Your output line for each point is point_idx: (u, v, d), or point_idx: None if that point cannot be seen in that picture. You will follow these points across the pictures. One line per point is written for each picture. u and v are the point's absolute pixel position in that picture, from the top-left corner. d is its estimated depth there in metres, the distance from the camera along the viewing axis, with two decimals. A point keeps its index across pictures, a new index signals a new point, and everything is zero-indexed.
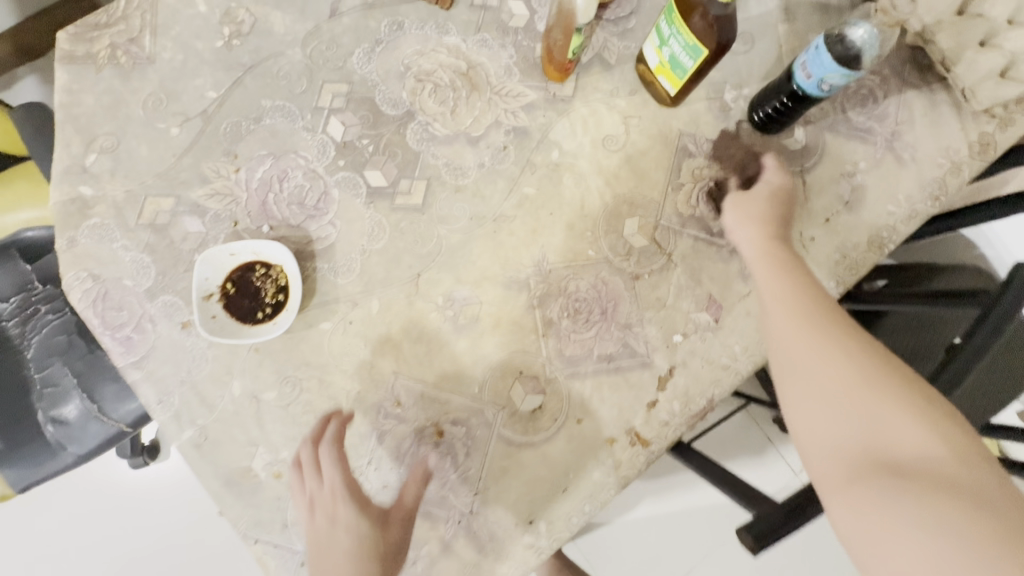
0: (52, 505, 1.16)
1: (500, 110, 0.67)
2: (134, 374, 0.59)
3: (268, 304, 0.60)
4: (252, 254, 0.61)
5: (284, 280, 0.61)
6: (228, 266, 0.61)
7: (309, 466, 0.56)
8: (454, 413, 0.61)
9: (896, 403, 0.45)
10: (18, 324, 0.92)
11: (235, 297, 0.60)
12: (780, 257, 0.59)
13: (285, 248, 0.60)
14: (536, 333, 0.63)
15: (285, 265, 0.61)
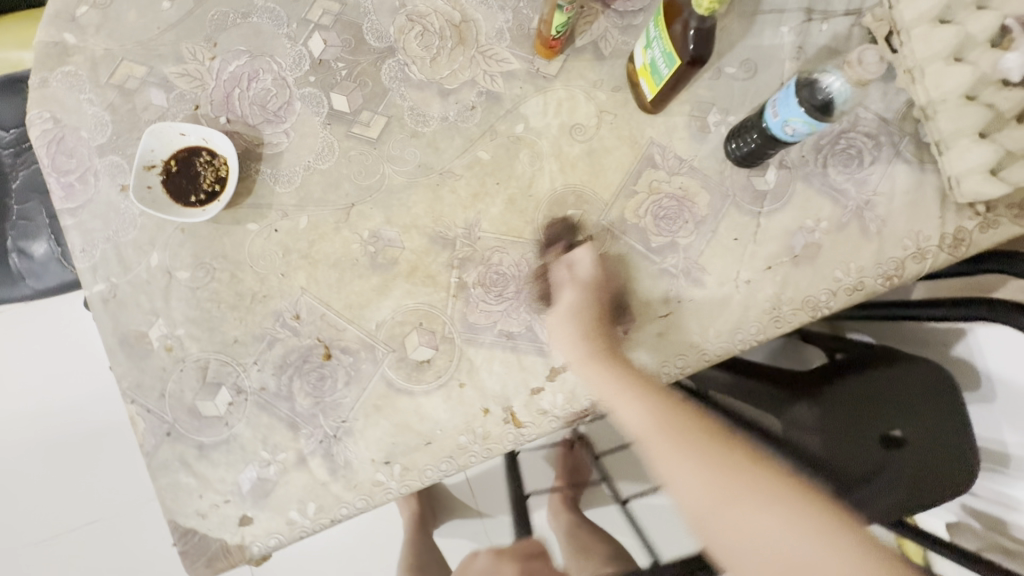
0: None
1: (479, 71, 0.68)
2: (66, 219, 0.62)
3: (203, 191, 0.63)
4: (201, 140, 0.63)
5: (224, 172, 0.63)
6: (175, 145, 0.63)
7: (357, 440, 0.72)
8: (346, 342, 0.63)
9: (722, 475, 0.55)
10: (12, 155, 0.97)
11: (175, 176, 0.63)
12: (696, 423, 0.59)
13: (231, 142, 0.62)
14: (446, 292, 0.65)
15: (227, 158, 0.63)
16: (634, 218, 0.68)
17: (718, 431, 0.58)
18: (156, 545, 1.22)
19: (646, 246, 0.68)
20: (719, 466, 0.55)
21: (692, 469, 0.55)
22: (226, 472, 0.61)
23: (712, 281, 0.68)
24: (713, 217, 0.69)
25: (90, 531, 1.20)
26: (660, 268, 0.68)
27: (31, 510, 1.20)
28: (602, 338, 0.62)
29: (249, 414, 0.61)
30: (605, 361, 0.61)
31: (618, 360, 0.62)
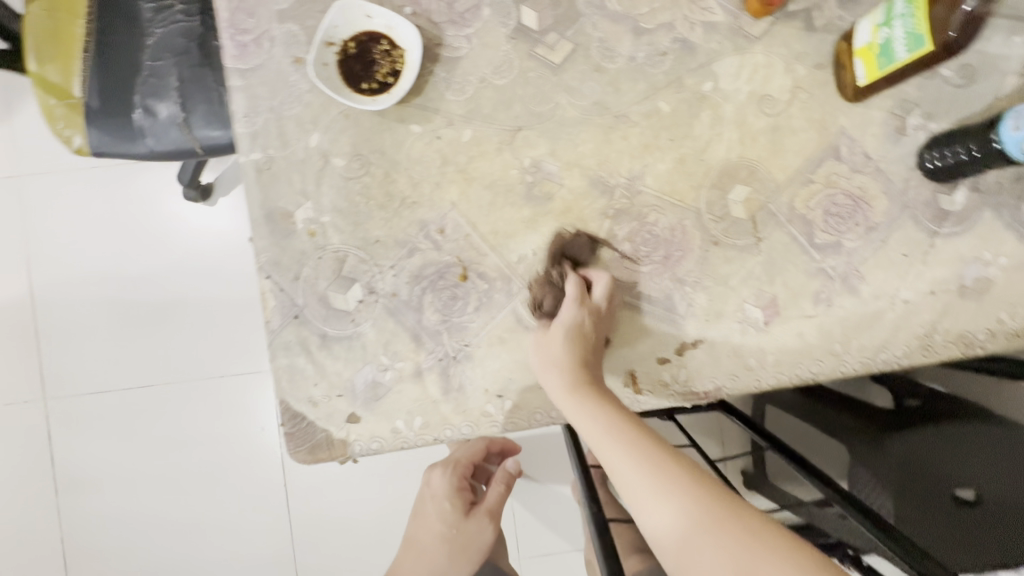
0: (130, 197, 1.40)
1: (680, 15, 0.63)
2: (234, 80, 0.60)
3: (376, 80, 0.60)
4: (384, 27, 0.61)
5: (400, 66, 0.61)
6: (357, 26, 0.60)
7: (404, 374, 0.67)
8: (484, 268, 0.61)
9: (676, 494, 0.47)
10: (153, 9, 0.97)
11: (351, 58, 0.60)
12: (574, 356, 0.57)
13: (416, 35, 0.60)
14: (593, 239, 0.62)
15: (408, 52, 0.60)
16: (802, 208, 0.64)
17: (665, 445, 0.52)
18: (210, 422, 1.40)
19: (808, 240, 0.64)
20: (669, 472, 0.48)
21: (636, 475, 0.49)
22: (344, 368, 0.61)
23: (868, 292, 0.64)
24: (886, 226, 0.64)
25: (143, 395, 1.40)
26: (817, 266, 0.63)
27: (125, 360, 1.40)
28: (578, 375, 0.57)
29: (377, 316, 0.61)
30: (565, 385, 0.56)
31: (579, 391, 0.56)
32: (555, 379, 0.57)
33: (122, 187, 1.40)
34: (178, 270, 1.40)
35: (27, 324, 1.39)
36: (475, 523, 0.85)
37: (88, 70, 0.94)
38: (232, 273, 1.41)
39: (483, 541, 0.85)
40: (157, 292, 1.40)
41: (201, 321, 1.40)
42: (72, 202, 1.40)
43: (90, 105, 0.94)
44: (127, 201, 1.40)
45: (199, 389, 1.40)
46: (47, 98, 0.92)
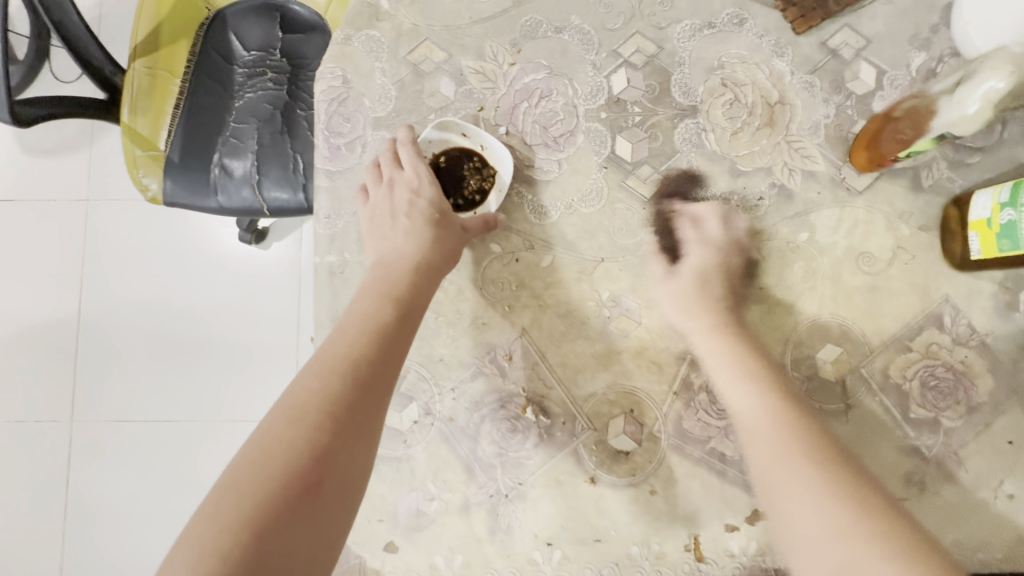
0: (191, 231, 1.44)
1: (781, 160, 0.60)
2: (323, 181, 0.60)
3: (460, 197, 0.60)
4: (479, 145, 0.60)
5: (488, 186, 0.60)
6: (452, 140, 0.60)
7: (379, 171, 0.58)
8: (548, 402, 0.58)
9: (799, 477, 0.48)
10: (244, 76, 1.00)
11: (440, 171, 0.60)
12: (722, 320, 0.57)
13: (509, 160, 0.59)
14: (667, 385, 0.58)
15: (499, 173, 0.60)
16: (897, 377, 0.59)
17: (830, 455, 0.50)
18: (225, 468, 1.38)
19: (900, 413, 0.58)
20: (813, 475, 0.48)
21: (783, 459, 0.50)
22: (387, 491, 0.57)
23: (967, 480, 0.57)
24: (990, 408, 0.58)
25: (168, 430, 1.39)
26: (910, 443, 0.58)
27: (155, 390, 1.40)
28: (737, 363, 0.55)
29: (430, 440, 0.58)
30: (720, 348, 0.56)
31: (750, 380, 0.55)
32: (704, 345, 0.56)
33: (186, 221, 1.44)
34: (223, 308, 1.42)
35: (70, 344, 1.41)
36: (390, 260, 0.55)
37: (174, 126, 0.98)
38: (274, 320, 1.42)
39: (285, 457, 0.41)
40: (199, 328, 1.41)
41: (235, 363, 1.41)
42: (138, 229, 1.44)
43: (172, 158, 0.97)
44: (185, 237, 1.44)
45: (223, 433, 1.39)
46: (133, 147, 0.96)
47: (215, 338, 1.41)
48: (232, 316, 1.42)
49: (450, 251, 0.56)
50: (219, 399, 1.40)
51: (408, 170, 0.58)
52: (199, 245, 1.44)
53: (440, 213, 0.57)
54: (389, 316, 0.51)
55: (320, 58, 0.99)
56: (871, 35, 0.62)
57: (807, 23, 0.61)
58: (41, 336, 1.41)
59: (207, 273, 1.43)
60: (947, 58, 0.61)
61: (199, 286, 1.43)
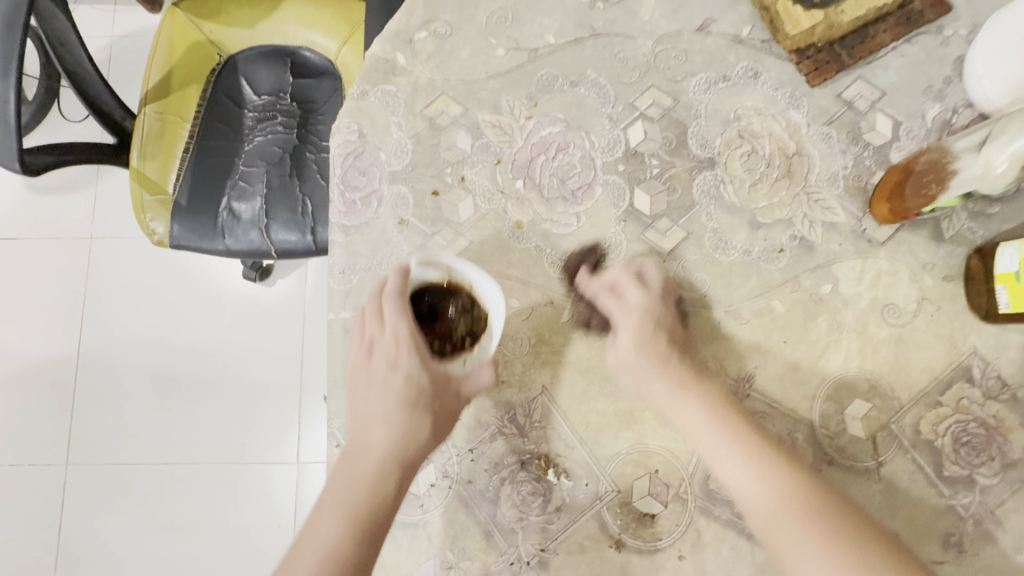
0: (195, 268, 1.43)
1: (801, 212, 0.60)
2: (337, 235, 0.59)
3: (452, 339, 0.56)
4: (468, 282, 0.53)
5: (482, 325, 0.55)
6: (439, 273, 0.54)
7: (372, 315, 0.54)
8: (571, 463, 0.56)
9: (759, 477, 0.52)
10: (254, 119, 1.01)
11: (429, 307, 0.56)
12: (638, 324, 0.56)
13: (500, 307, 0.51)
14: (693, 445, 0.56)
15: (491, 315, 0.53)
16: (929, 433, 0.57)
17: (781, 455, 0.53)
18: (226, 511, 1.34)
19: (934, 472, 0.56)
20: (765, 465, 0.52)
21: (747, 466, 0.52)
22: (403, 559, 0.54)
23: (1008, 542, 0.55)
24: None
25: (166, 474, 1.35)
26: (946, 503, 0.56)
27: (155, 430, 1.37)
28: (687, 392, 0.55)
29: (447, 503, 0.55)
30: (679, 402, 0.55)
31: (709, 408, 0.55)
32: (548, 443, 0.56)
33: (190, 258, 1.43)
34: (226, 344, 1.40)
35: (68, 384, 1.38)
36: (370, 428, 0.51)
37: (183, 169, 0.98)
38: (277, 359, 1.40)
39: None
40: (201, 365, 1.39)
41: (237, 400, 1.38)
42: (142, 266, 1.43)
43: (180, 202, 0.97)
44: (189, 273, 1.43)
45: (224, 475, 1.35)
46: (141, 191, 0.96)
47: (217, 375, 1.39)
48: (235, 352, 1.40)
49: (448, 417, 0.52)
50: (220, 438, 1.37)
51: (388, 332, 0.53)
52: (203, 281, 1.42)
53: (433, 378, 0.53)
54: (382, 479, 0.49)
55: (331, 103, 1.00)
56: (885, 86, 0.62)
57: (821, 76, 0.62)
58: (38, 376, 1.39)
59: (211, 309, 1.42)
60: (961, 109, 0.61)
61: (203, 322, 1.41)
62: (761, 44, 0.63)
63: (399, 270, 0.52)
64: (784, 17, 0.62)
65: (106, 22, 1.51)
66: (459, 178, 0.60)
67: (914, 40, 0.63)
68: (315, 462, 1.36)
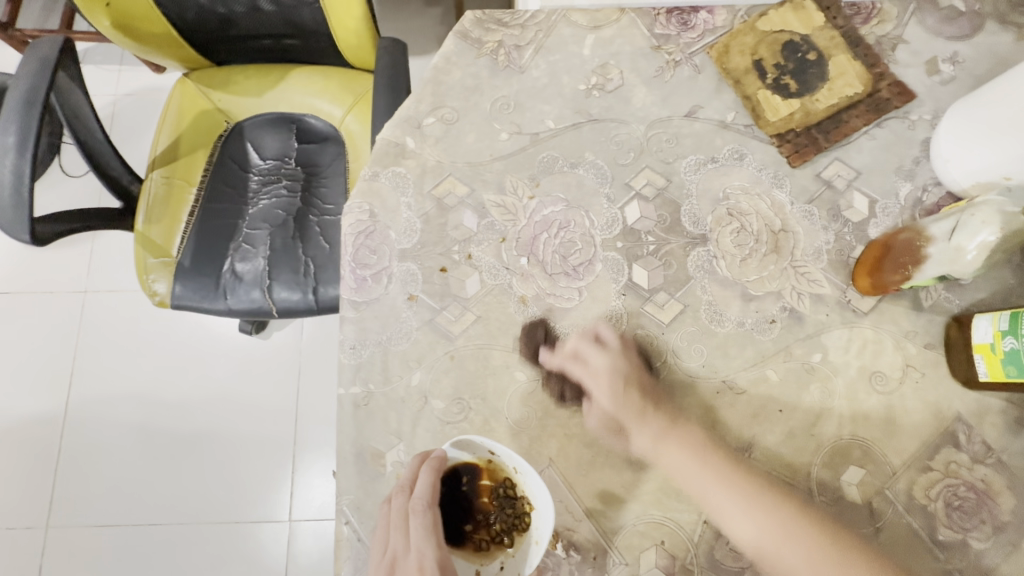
0: (191, 321, 1.43)
1: (789, 284, 0.64)
2: (348, 312, 0.62)
3: (487, 534, 0.54)
4: (509, 466, 0.54)
5: (523, 517, 0.54)
6: (476, 455, 0.55)
7: (397, 520, 0.51)
8: (579, 537, 0.57)
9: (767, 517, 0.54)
10: (259, 183, 1.04)
11: (464, 489, 0.56)
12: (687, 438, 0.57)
13: (550, 511, 0.51)
14: (697, 515, 0.57)
15: (535, 510, 0.53)
16: (922, 498, 0.59)
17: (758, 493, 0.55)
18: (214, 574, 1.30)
19: (929, 539, 0.58)
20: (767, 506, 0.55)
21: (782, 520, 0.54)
22: None
23: None
24: (1017, 529, 0.58)
25: (152, 537, 1.31)
26: (943, 568, 0.57)
27: (142, 490, 1.33)
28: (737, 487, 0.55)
29: None
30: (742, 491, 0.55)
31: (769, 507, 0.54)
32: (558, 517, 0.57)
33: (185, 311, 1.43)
34: (219, 399, 1.39)
35: (53, 443, 1.35)
36: None
37: (188, 231, 1.00)
38: (272, 412, 1.38)
39: None
40: (193, 421, 1.37)
41: (229, 457, 1.36)
42: (137, 320, 1.42)
43: (183, 263, 0.98)
44: (184, 327, 1.42)
45: (213, 535, 1.32)
46: (146, 254, 0.97)
47: (209, 430, 1.37)
48: (228, 407, 1.38)
49: None
50: (210, 497, 1.34)
51: (412, 554, 0.49)
52: (198, 335, 1.42)
53: None
54: None
55: (335, 167, 1.04)
56: (859, 167, 0.67)
57: (801, 158, 0.67)
58: (23, 436, 1.35)
59: (205, 363, 1.41)
60: (930, 188, 0.66)
61: (196, 376, 1.40)
62: (745, 128, 0.68)
63: (433, 467, 0.52)
64: (764, 105, 0.68)
65: (110, 81, 1.55)
66: (466, 255, 0.63)
67: (883, 124, 0.68)
68: (308, 520, 1.33)
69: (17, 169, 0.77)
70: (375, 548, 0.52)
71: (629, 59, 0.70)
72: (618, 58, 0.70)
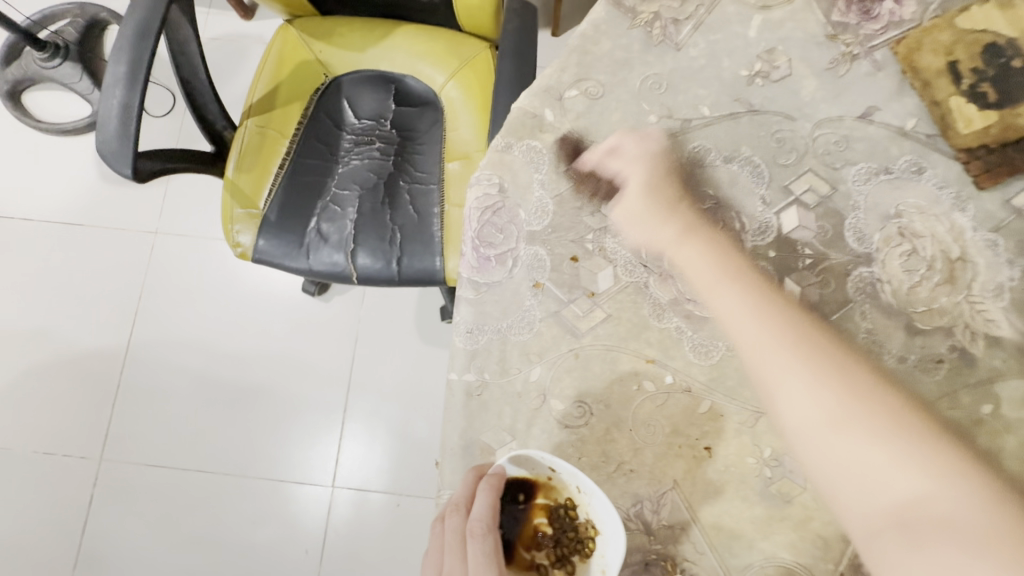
0: (255, 275, 1.42)
1: (962, 322, 0.56)
2: (467, 292, 0.57)
3: (546, 557, 0.51)
4: (572, 486, 0.50)
5: (588, 544, 0.50)
6: (533, 472, 0.51)
7: (453, 541, 0.46)
8: (697, 569, 0.52)
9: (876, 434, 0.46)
10: (352, 142, 1.00)
11: (521, 504, 0.52)
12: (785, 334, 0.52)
13: (619, 540, 0.47)
14: (833, 566, 0.51)
15: (601, 536, 0.49)
16: None
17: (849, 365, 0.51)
18: (253, 528, 1.30)
19: None
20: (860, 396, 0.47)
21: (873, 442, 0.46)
22: None
23: None
24: None
25: (198, 481, 1.32)
26: None
27: (193, 437, 1.34)
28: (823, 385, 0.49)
29: None
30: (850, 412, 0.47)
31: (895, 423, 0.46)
32: (675, 545, 0.52)
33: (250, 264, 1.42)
34: (275, 356, 1.38)
35: (112, 377, 1.37)
36: None
37: (276, 184, 0.97)
38: (326, 376, 1.37)
39: None
40: (249, 375, 1.37)
41: (279, 415, 1.35)
42: (203, 267, 1.42)
43: (269, 216, 0.95)
44: (248, 280, 1.42)
45: (256, 489, 1.32)
46: (233, 203, 0.95)
47: (263, 385, 1.37)
48: (283, 365, 1.38)
49: None
50: (258, 452, 1.34)
51: None
52: (261, 289, 1.41)
53: None
54: None
55: (432, 134, 0.99)
56: None
57: (992, 179, 0.58)
58: (84, 367, 1.37)
59: (265, 318, 1.40)
60: None
61: (255, 331, 1.39)
62: (927, 138, 0.60)
63: (492, 484, 0.48)
64: (955, 113, 0.59)
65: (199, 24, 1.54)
66: (600, 246, 0.58)
67: None
68: (350, 488, 1.32)
69: (125, 100, 0.75)
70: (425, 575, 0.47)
71: (800, 46, 0.62)
72: (787, 45, 0.62)
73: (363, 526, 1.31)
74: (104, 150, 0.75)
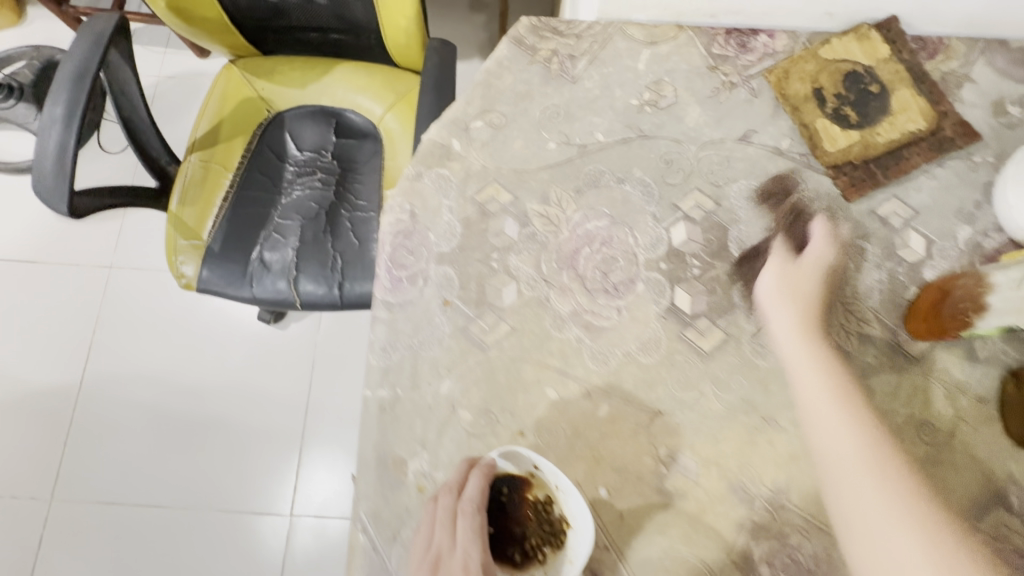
0: (210, 306, 1.43)
1: (838, 321, 0.61)
2: (381, 312, 0.61)
3: (521, 548, 0.53)
4: (552, 484, 0.53)
5: (560, 537, 0.53)
6: (519, 467, 0.54)
7: (444, 518, 0.50)
8: (600, 567, 0.54)
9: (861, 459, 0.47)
10: (294, 173, 1.04)
11: (504, 498, 0.54)
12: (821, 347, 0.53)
13: (588, 534, 0.50)
14: (725, 556, 0.54)
15: (574, 530, 0.52)
16: None
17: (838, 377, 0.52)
18: (209, 564, 1.28)
19: None
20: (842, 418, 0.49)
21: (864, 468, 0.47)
22: None
23: None
24: None
25: (152, 518, 1.30)
26: None
27: (146, 474, 1.33)
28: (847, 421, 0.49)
29: None
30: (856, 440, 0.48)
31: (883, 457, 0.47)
32: None
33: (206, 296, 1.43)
34: (230, 387, 1.38)
35: (64, 415, 1.35)
36: None
37: (220, 216, 1.00)
38: (282, 404, 1.38)
39: None
40: (205, 407, 1.37)
41: (235, 446, 1.35)
42: (159, 300, 1.43)
43: (212, 248, 0.98)
44: (204, 311, 1.43)
45: (212, 523, 1.30)
46: (176, 236, 0.97)
47: (219, 417, 1.36)
48: (239, 395, 1.38)
49: None
50: (214, 484, 1.33)
51: (457, 553, 0.48)
52: (217, 320, 1.42)
53: None
54: None
55: (371, 164, 1.03)
56: (917, 206, 0.64)
57: (858, 192, 0.64)
58: (32, 404, 1.36)
59: (221, 350, 1.41)
60: (991, 233, 0.63)
61: (210, 363, 1.40)
62: (800, 156, 0.66)
63: (483, 472, 0.51)
64: (822, 134, 0.66)
65: (154, 63, 1.58)
66: (505, 264, 0.62)
67: (945, 164, 0.65)
68: (309, 516, 1.32)
69: (62, 140, 0.78)
70: (415, 545, 0.51)
71: (685, 77, 0.69)
72: (673, 76, 0.69)
73: (323, 554, 1.30)
74: (40, 189, 0.78)
